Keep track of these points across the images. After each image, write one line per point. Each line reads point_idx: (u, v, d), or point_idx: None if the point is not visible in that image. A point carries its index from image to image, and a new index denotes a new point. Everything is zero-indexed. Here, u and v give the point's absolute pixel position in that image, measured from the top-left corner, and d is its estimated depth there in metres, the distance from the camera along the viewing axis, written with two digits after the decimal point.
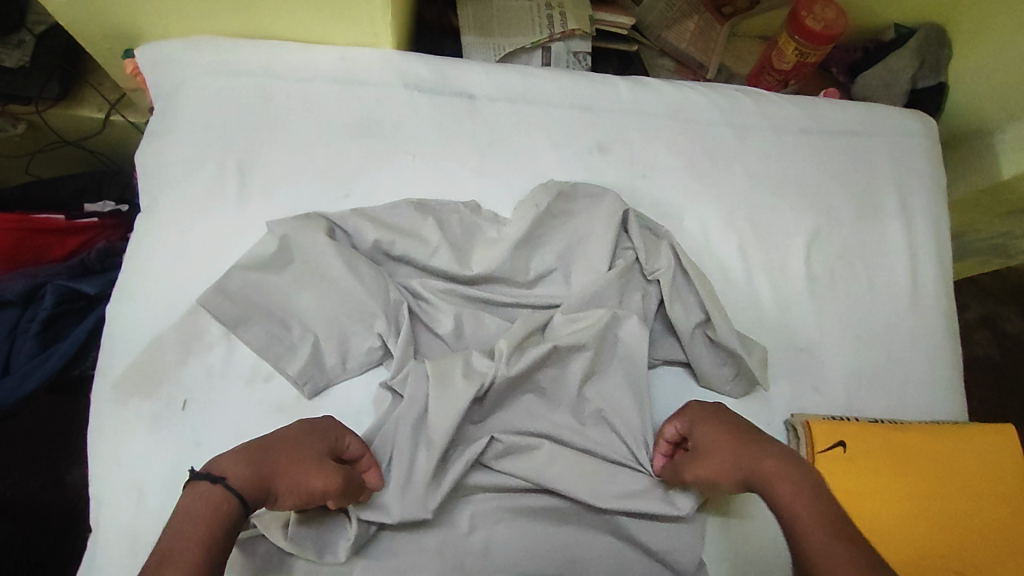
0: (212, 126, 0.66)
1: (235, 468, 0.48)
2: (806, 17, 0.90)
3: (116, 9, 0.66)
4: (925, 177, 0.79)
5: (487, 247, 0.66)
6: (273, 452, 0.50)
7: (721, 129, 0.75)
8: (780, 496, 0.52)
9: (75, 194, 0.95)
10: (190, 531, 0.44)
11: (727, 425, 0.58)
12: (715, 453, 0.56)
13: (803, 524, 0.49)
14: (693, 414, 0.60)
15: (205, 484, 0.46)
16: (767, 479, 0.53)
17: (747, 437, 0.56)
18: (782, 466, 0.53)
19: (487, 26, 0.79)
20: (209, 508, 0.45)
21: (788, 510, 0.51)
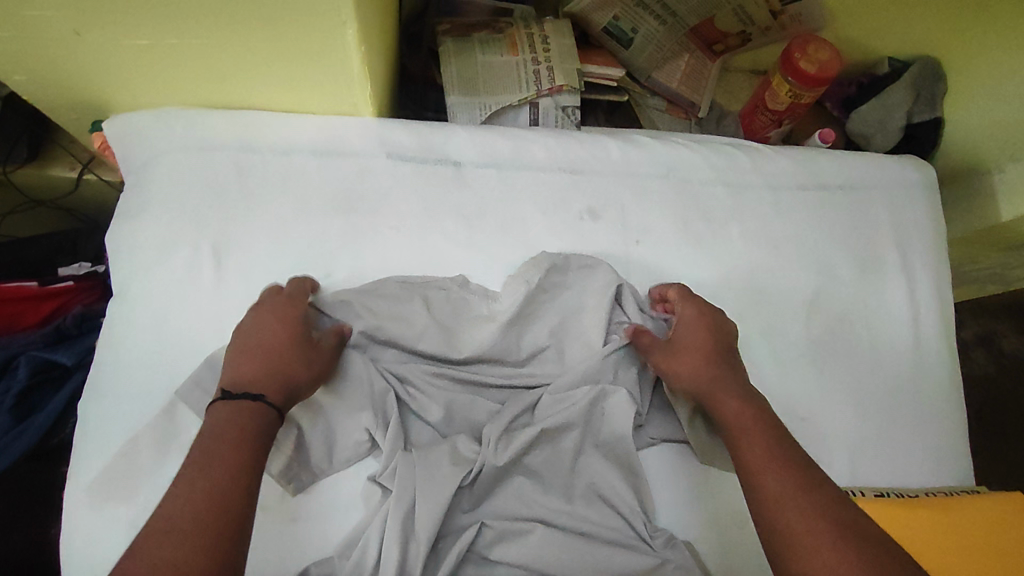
0: (187, 204, 0.63)
1: (256, 382, 0.50)
2: (800, 59, 0.88)
3: (85, 86, 0.63)
4: (925, 230, 0.77)
5: (474, 325, 0.62)
6: (277, 357, 0.52)
7: (716, 188, 0.73)
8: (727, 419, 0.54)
9: (49, 255, 0.92)
10: (235, 438, 0.45)
11: (707, 336, 0.59)
12: (689, 357, 0.58)
13: (744, 440, 0.51)
14: (687, 309, 0.62)
15: (244, 400, 0.48)
16: (721, 398, 0.55)
17: (718, 362, 0.58)
18: (736, 394, 0.55)
19: (472, 84, 0.76)
20: (244, 419, 0.47)
21: (735, 428, 0.53)
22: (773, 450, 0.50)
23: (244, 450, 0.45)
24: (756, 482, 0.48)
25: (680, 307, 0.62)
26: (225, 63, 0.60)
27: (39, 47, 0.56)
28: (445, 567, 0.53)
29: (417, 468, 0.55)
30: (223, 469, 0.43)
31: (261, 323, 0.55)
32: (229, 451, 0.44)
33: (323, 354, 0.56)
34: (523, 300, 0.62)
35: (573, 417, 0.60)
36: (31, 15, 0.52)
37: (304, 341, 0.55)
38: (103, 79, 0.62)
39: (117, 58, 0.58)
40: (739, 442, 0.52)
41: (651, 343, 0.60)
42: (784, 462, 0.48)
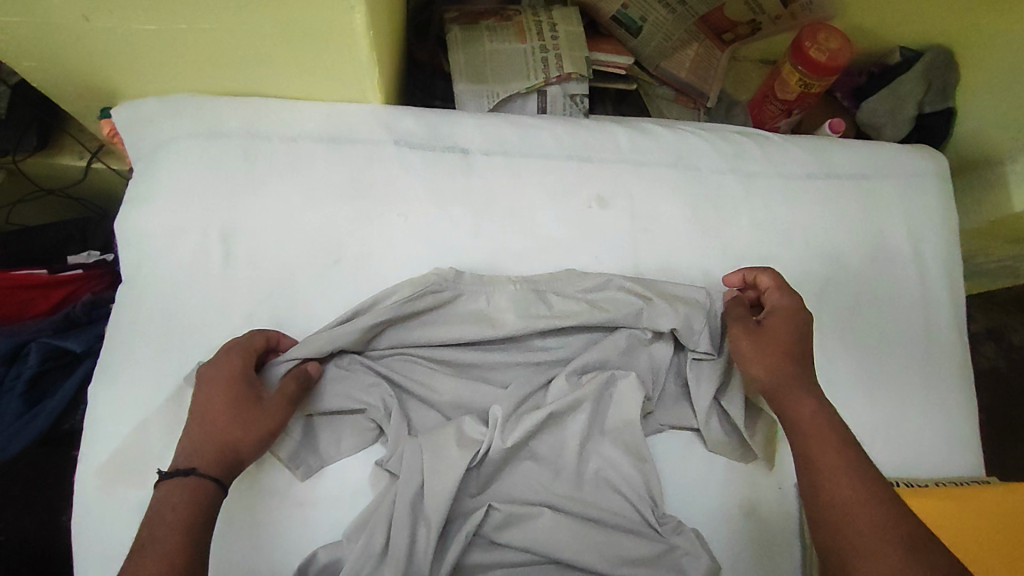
0: (195, 189, 0.63)
1: (195, 454, 0.50)
2: (811, 48, 0.87)
3: (92, 71, 0.63)
4: (937, 220, 0.76)
5: (488, 322, 0.61)
6: (218, 421, 0.52)
7: (725, 176, 0.72)
8: (800, 411, 0.54)
9: (59, 243, 0.92)
10: (172, 520, 0.46)
11: (795, 330, 0.59)
12: (771, 350, 0.57)
13: (814, 438, 0.52)
14: (777, 299, 0.61)
15: (178, 477, 0.48)
16: (796, 391, 0.55)
17: (797, 360, 0.57)
18: (810, 393, 0.55)
19: (480, 72, 0.76)
20: (185, 500, 0.47)
21: (802, 425, 0.53)
22: (837, 455, 0.50)
23: (178, 534, 0.45)
24: (815, 479, 0.50)
25: (774, 297, 0.61)
26: (232, 49, 0.59)
27: (48, 32, 0.56)
28: (454, 551, 0.53)
29: (425, 458, 0.55)
30: (159, 557, 0.44)
31: (206, 380, 0.54)
32: (172, 528, 0.46)
33: (270, 410, 0.53)
34: (530, 302, 0.62)
35: (589, 403, 0.60)
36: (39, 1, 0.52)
37: (246, 400, 0.53)
38: (111, 65, 0.62)
39: (125, 43, 0.58)
40: (803, 437, 0.53)
41: (740, 318, 0.60)
42: (853, 468, 0.50)
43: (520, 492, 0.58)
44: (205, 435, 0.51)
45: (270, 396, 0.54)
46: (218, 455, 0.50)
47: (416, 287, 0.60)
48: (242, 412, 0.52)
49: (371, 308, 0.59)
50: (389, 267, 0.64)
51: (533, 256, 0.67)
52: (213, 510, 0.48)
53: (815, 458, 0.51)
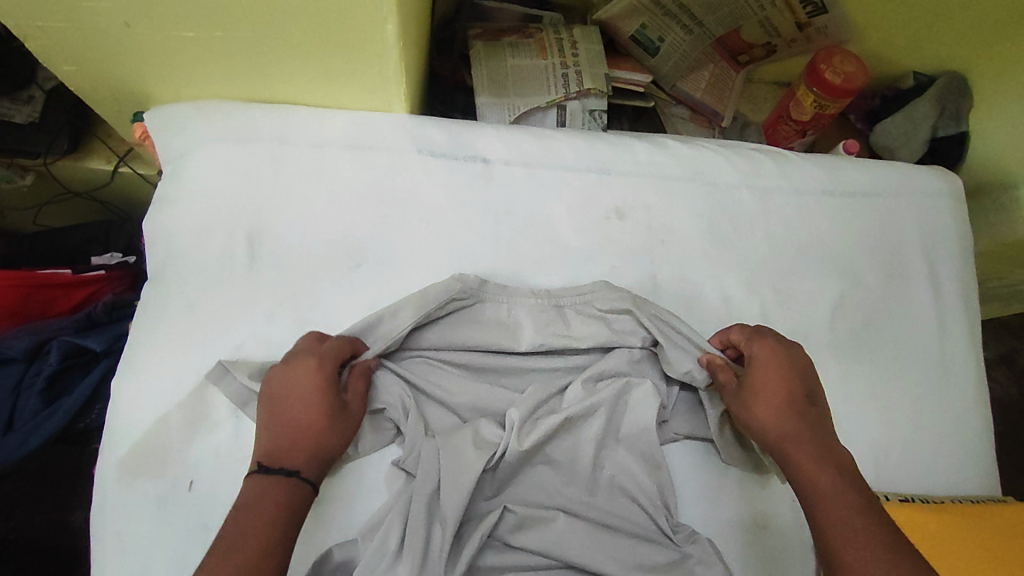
0: (224, 192, 0.65)
1: (293, 457, 0.51)
2: (826, 70, 0.89)
3: (128, 76, 0.65)
4: (952, 239, 0.76)
5: (506, 337, 0.63)
6: (312, 423, 0.52)
7: (741, 191, 0.73)
8: (805, 470, 0.52)
9: (82, 245, 0.94)
10: (270, 515, 0.47)
11: (785, 377, 0.57)
12: (766, 406, 0.56)
13: (829, 493, 0.50)
14: (762, 350, 0.59)
15: (281, 476, 0.49)
16: (797, 450, 0.53)
17: (796, 411, 0.55)
18: (813, 447, 0.53)
19: (501, 87, 0.78)
20: (285, 496, 0.48)
21: (813, 482, 0.51)
22: (852, 514, 0.48)
23: (276, 529, 0.46)
24: (826, 542, 0.48)
25: (751, 347, 0.60)
26: (265, 56, 0.61)
27: (89, 37, 0.58)
28: (469, 552, 0.53)
29: (443, 460, 0.56)
30: (260, 541, 0.45)
31: (290, 378, 0.54)
32: (266, 524, 0.46)
33: (356, 413, 0.55)
34: (551, 321, 0.63)
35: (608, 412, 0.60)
36: (84, 7, 0.54)
37: (335, 404, 0.54)
38: (147, 70, 0.63)
39: (162, 48, 0.60)
40: (817, 491, 0.50)
41: (725, 383, 0.59)
42: (872, 520, 0.47)
43: (532, 497, 0.58)
44: (297, 440, 0.52)
45: (355, 398, 0.55)
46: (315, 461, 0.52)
47: (439, 292, 0.60)
48: (337, 420, 0.53)
49: (394, 312, 0.60)
50: (410, 273, 0.65)
51: (549, 264, 0.68)
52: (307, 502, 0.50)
53: (827, 517, 0.49)
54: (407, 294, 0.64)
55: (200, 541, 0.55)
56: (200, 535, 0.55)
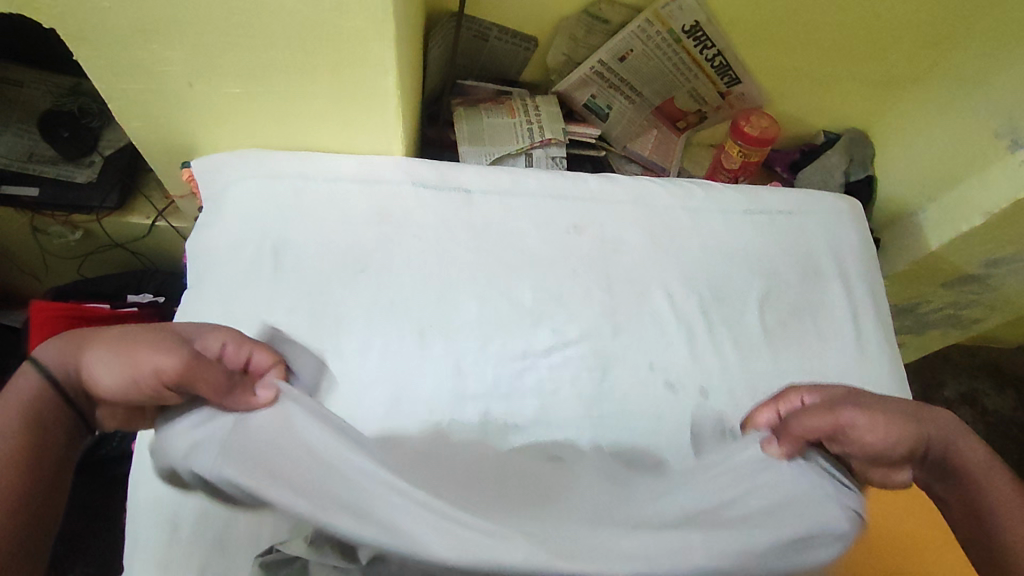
0: (255, 218, 0.79)
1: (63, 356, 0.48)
2: (746, 125, 1.09)
3: (183, 130, 0.82)
4: (855, 248, 0.92)
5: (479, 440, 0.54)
6: (126, 353, 0.47)
7: (676, 212, 0.89)
8: (962, 454, 0.55)
9: (118, 288, 1.07)
10: (6, 423, 0.45)
11: (879, 395, 0.58)
12: (897, 427, 0.55)
13: (987, 476, 0.54)
14: (803, 395, 0.61)
15: (38, 373, 0.48)
16: (949, 441, 0.56)
17: (920, 416, 0.56)
18: (961, 433, 0.56)
19: (479, 137, 0.98)
20: (27, 403, 0.47)
21: (972, 466, 0.55)
22: (1020, 492, 0.53)
23: (3, 439, 0.44)
24: (999, 522, 0.52)
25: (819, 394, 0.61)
26: (294, 108, 0.79)
27: (158, 96, 0.76)
28: None
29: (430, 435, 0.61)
30: None
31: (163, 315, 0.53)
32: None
33: (172, 349, 0.47)
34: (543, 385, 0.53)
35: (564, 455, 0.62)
36: (161, 71, 0.72)
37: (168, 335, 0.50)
38: (199, 123, 0.81)
39: (215, 104, 0.78)
40: (974, 476, 0.54)
41: (830, 413, 0.56)
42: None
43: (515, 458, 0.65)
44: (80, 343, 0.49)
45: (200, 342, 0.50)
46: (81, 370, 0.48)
47: None
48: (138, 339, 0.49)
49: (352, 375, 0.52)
50: (406, 276, 0.78)
51: (519, 268, 0.81)
52: (68, 418, 0.48)
53: (998, 497, 0.53)
54: (402, 291, 0.77)
55: None
56: None
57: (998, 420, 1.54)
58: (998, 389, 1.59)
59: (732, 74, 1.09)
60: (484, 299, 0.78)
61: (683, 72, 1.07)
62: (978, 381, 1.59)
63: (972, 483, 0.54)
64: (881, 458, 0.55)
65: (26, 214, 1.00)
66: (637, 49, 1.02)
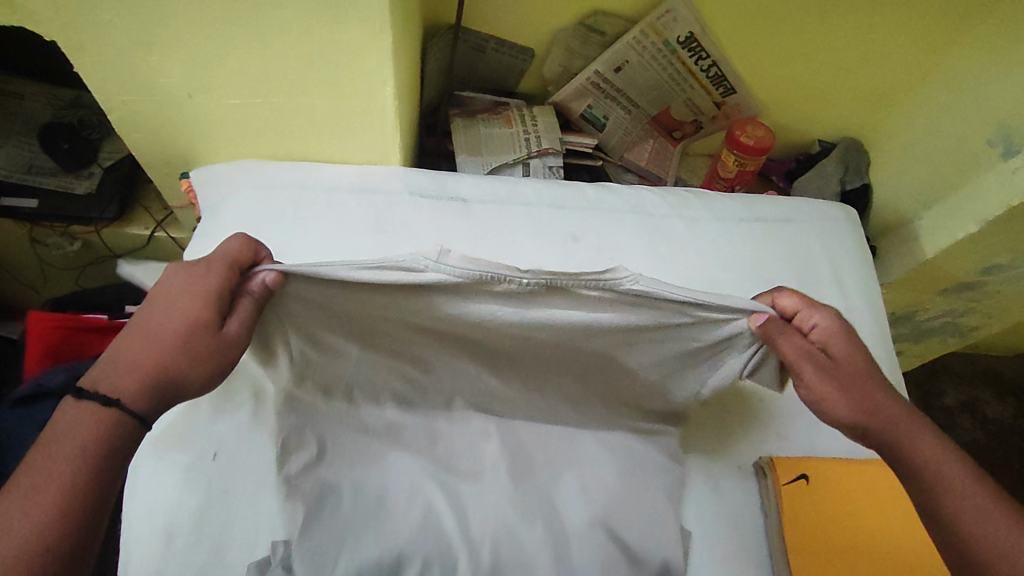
0: (253, 228, 0.80)
1: (124, 380, 0.51)
2: (740, 135, 1.09)
3: (182, 141, 0.83)
4: (852, 255, 0.93)
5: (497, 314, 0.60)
6: (178, 344, 0.54)
7: (673, 220, 0.90)
8: (921, 447, 0.55)
9: (116, 299, 1.07)
10: (70, 454, 0.47)
11: (852, 344, 0.61)
12: (850, 387, 0.58)
13: (949, 474, 0.53)
14: (817, 320, 0.62)
15: (96, 402, 0.49)
16: (910, 430, 0.56)
17: (875, 381, 0.59)
18: (925, 427, 0.56)
19: (476, 147, 0.99)
20: (93, 429, 0.48)
21: (929, 461, 0.54)
22: (977, 493, 0.51)
23: (79, 468, 0.47)
24: (950, 518, 0.51)
25: (812, 317, 0.62)
26: (293, 119, 0.80)
27: (157, 107, 0.77)
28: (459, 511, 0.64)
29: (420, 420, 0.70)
30: (54, 487, 0.45)
31: (172, 295, 0.56)
32: (65, 462, 0.46)
33: (226, 346, 0.56)
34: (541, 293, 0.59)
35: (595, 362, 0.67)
36: (160, 82, 0.73)
37: (206, 326, 0.55)
38: (198, 134, 0.82)
39: (214, 115, 0.78)
40: (935, 471, 0.53)
41: (800, 350, 0.59)
42: (986, 496, 0.51)
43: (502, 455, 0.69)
44: (133, 359, 0.53)
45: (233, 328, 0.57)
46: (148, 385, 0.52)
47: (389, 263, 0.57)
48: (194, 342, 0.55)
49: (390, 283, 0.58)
50: None
51: None
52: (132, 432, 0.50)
53: (944, 494, 0.52)
54: None
55: (221, 503, 0.63)
56: (221, 498, 0.64)
57: (999, 427, 1.54)
58: (998, 396, 1.59)
59: (726, 84, 1.10)
60: None
61: (678, 82, 1.08)
62: (977, 389, 1.59)
63: (924, 464, 0.54)
64: (817, 408, 0.60)
65: (24, 225, 1.00)
66: (632, 60, 1.03)
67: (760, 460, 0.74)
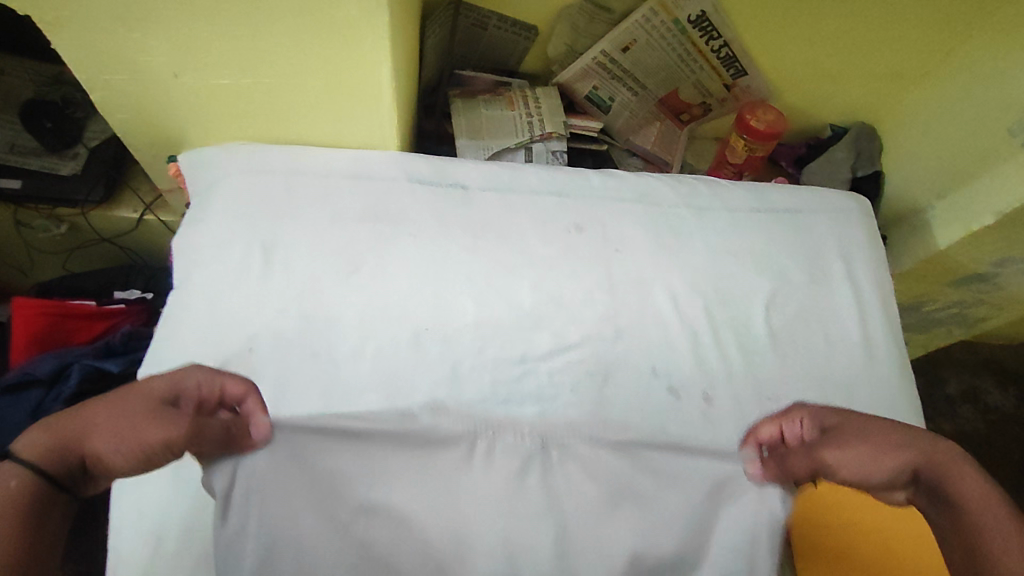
0: (244, 213, 0.77)
1: (48, 454, 0.43)
2: (751, 119, 1.05)
3: (169, 123, 0.79)
4: (863, 248, 0.90)
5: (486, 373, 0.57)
6: (136, 426, 0.44)
7: (680, 210, 0.87)
8: (963, 490, 0.49)
9: (105, 284, 1.04)
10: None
11: (869, 423, 0.54)
12: (869, 457, 0.52)
13: (974, 506, 0.48)
14: (805, 419, 0.56)
15: (13, 462, 0.42)
16: (952, 470, 0.50)
17: (899, 437, 0.53)
18: (969, 468, 0.50)
19: (477, 131, 0.96)
20: (11, 489, 0.41)
21: (958, 498, 0.49)
22: (1005, 534, 0.46)
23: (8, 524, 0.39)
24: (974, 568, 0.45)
25: (798, 413, 0.56)
26: (283, 101, 0.76)
27: (142, 87, 0.73)
28: None
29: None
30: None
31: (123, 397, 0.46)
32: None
33: (180, 432, 0.45)
34: None
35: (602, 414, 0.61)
36: (144, 60, 0.69)
37: (163, 415, 0.45)
38: (186, 115, 0.78)
39: (201, 95, 0.74)
40: (972, 522, 0.47)
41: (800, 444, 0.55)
42: (1000, 515, 0.47)
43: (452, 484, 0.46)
44: (60, 436, 0.44)
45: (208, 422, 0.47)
46: (67, 470, 0.43)
47: None
48: (152, 423, 0.45)
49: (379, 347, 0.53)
50: (402, 276, 0.75)
51: (517, 268, 0.79)
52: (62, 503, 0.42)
53: (987, 541, 0.45)
54: (397, 291, 0.74)
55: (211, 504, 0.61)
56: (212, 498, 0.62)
57: (1000, 418, 1.53)
58: (1000, 386, 1.58)
59: (737, 67, 1.05)
60: (482, 302, 0.75)
61: (687, 63, 1.04)
62: (979, 378, 1.58)
63: (965, 508, 0.48)
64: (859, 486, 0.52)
65: (8, 209, 0.97)
66: (640, 39, 0.99)
67: None
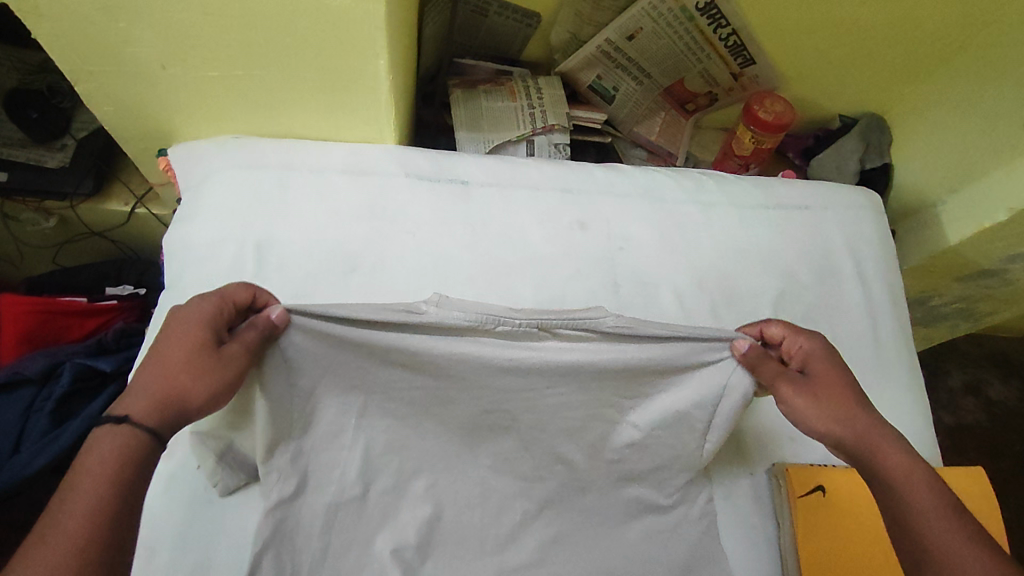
0: (237, 211, 0.74)
1: (136, 405, 0.49)
2: (759, 110, 1.02)
3: (158, 115, 0.76)
4: (873, 245, 0.88)
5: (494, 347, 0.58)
6: (190, 363, 0.51)
7: (687, 206, 0.85)
8: (890, 464, 0.55)
9: (97, 280, 1.02)
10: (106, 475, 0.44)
11: (828, 366, 0.60)
12: (825, 404, 0.58)
13: (905, 481, 0.54)
14: (798, 349, 0.62)
15: (110, 425, 0.47)
16: (880, 443, 0.56)
17: (855, 400, 0.58)
18: (896, 445, 0.56)
19: (477, 123, 0.93)
20: (117, 452, 0.46)
21: (894, 472, 0.55)
22: (939, 512, 0.52)
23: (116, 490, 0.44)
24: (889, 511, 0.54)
25: (795, 340, 0.63)
26: (277, 93, 0.73)
27: (129, 79, 0.70)
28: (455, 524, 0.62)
29: (390, 434, 0.61)
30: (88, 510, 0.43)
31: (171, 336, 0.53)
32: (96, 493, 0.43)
33: (229, 360, 0.52)
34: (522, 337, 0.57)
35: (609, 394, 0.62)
36: (129, 50, 0.65)
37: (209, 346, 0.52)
38: (175, 107, 0.75)
39: (190, 87, 0.71)
40: (899, 486, 0.54)
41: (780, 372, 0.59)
42: (931, 501, 0.53)
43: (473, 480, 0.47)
44: (140, 387, 0.50)
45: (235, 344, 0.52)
46: (160, 410, 0.49)
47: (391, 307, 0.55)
48: (203, 354, 0.52)
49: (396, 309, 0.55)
50: (400, 276, 0.73)
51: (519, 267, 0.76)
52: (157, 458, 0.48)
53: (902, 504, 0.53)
54: (396, 290, 0.72)
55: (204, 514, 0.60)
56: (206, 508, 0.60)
57: (1004, 411, 1.52)
58: (1004, 379, 1.57)
59: (745, 55, 1.02)
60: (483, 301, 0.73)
61: (693, 51, 1.01)
62: (983, 370, 1.57)
63: (894, 479, 0.54)
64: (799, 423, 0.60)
65: None
66: (646, 27, 0.96)
67: (774, 467, 0.69)
